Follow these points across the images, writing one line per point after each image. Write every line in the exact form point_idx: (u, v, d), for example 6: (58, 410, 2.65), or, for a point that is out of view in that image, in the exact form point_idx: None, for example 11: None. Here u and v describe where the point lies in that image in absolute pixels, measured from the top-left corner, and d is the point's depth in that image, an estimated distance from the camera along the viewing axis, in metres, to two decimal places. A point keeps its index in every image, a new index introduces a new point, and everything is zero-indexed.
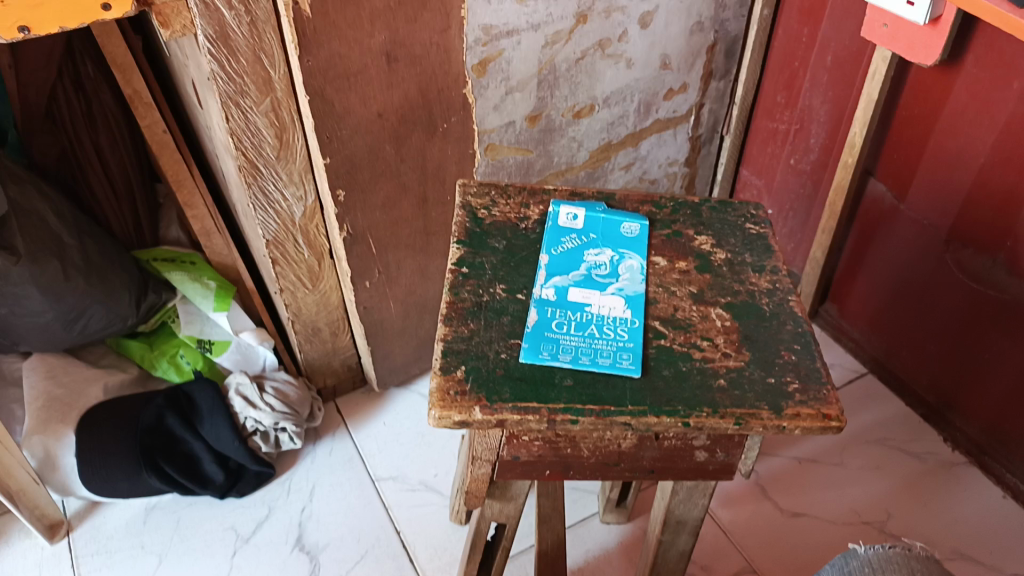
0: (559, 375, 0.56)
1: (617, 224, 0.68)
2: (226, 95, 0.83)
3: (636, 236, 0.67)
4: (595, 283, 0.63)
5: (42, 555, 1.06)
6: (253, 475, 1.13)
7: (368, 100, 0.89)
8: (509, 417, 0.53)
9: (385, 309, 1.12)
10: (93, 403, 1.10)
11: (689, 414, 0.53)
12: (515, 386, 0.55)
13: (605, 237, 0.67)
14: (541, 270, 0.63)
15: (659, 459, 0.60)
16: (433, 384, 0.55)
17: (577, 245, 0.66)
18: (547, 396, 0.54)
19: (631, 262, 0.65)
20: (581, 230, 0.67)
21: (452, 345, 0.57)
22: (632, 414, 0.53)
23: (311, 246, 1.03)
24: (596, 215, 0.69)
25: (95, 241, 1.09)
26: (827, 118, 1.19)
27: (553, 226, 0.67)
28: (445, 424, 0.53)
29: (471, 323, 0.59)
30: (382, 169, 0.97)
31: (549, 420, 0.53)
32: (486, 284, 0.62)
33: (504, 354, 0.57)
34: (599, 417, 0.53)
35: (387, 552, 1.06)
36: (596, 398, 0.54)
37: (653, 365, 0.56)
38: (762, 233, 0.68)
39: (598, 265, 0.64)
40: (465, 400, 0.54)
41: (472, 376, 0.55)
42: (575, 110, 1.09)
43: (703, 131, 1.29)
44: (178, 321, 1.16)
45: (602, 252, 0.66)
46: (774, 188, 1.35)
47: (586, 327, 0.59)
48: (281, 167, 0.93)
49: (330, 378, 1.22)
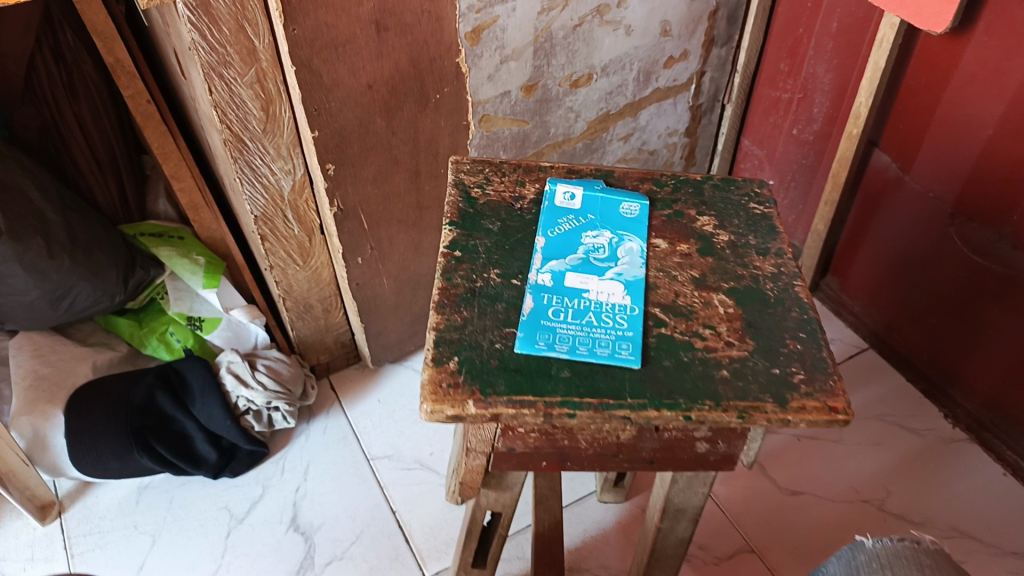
0: (556, 366, 0.53)
1: (617, 204, 0.65)
2: (208, 66, 0.79)
3: (636, 217, 0.64)
4: (593, 268, 0.60)
5: (34, 536, 1.05)
6: (246, 454, 1.12)
7: (357, 70, 0.86)
8: (504, 411, 0.51)
9: (378, 286, 1.10)
10: (82, 381, 1.08)
11: (691, 407, 0.51)
12: (510, 378, 0.52)
13: (604, 217, 0.64)
14: (537, 254, 0.61)
15: (658, 450, 0.59)
16: (424, 376, 0.52)
17: (575, 226, 0.63)
18: (543, 389, 0.52)
19: (630, 245, 0.62)
20: (578, 210, 0.65)
21: (444, 334, 0.55)
22: (631, 407, 0.51)
23: (301, 222, 1.00)
24: (595, 195, 0.66)
25: (81, 217, 1.06)
26: (832, 87, 1.16)
27: (550, 206, 0.65)
28: (437, 419, 0.51)
29: (464, 310, 0.57)
30: (373, 143, 0.94)
31: (545, 413, 0.51)
32: (479, 269, 0.60)
33: (499, 344, 0.55)
34: (597, 410, 0.51)
35: (382, 531, 1.06)
36: (595, 390, 0.52)
37: (653, 356, 0.54)
38: (766, 212, 0.65)
39: (597, 248, 0.62)
40: (458, 393, 0.51)
41: (465, 367, 0.53)
42: (572, 79, 1.06)
43: (704, 100, 1.26)
44: (166, 297, 1.13)
45: (601, 234, 0.63)
46: (775, 159, 1.32)
47: (584, 315, 0.57)
48: (268, 140, 0.89)
49: (323, 354, 1.20)
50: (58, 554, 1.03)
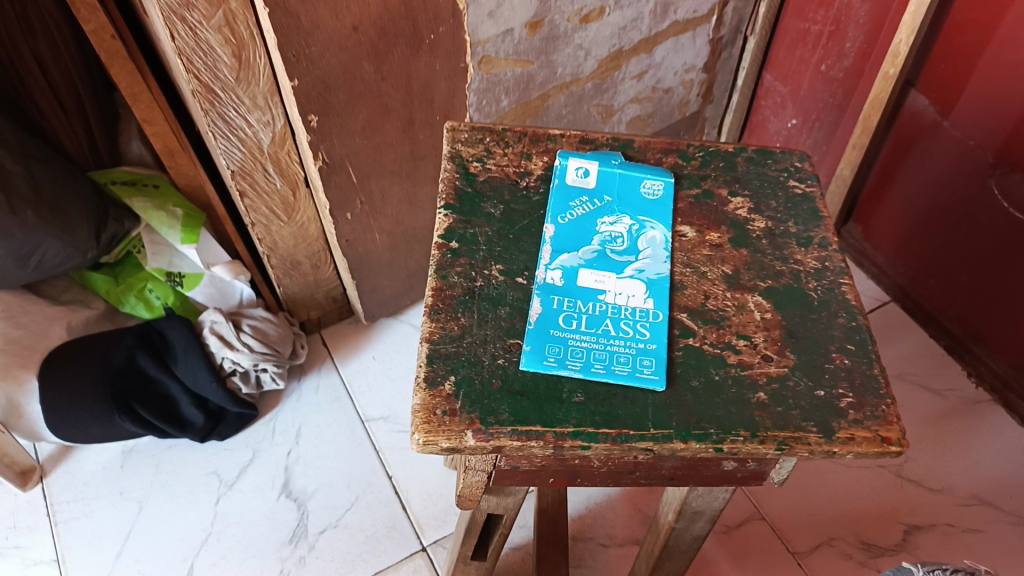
0: (568, 389, 0.46)
1: (637, 183, 0.57)
2: (168, 8, 0.70)
3: (658, 200, 0.56)
4: (611, 262, 0.53)
5: (16, 503, 1.01)
6: (235, 416, 1.07)
7: (340, 10, 0.74)
8: (508, 443, 0.44)
9: (370, 241, 1.02)
10: (56, 344, 1.01)
11: (723, 439, 0.45)
12: (515, 403, 0.45)
13: (623, 199, 0.56)
14: (545, 245, 0.53)
15: (680, 468, 0.52)
16: (416, 401, 0.46)
17: (588, 211, 0.55)
18: (553, 417, 0.45)
19: (653, 233, 0.54)
20: (593, 191, 0.56)
21: (439, 347, 0.48)
22: (655, 439, 0.45)
23: (283, 175, 0.91)
24: (612, 171, 0.58)
25: (45, 165, 0.94)
26: (868, 20, 1.04)
27: (560, 185, 0.57)
28: (430, 450, 0.45)
29: (461, 317, 0.49)
30: (361, 90, 0.83)
31: (555, 446, 0.44)
32: (480, 264, 0.52)
33: (501, 360, 0.47)
34: (616, 443, 0.44)
35: (379, 498, 1.02)
36: (612, 416, 0.45)
37: (679, 374, 0.47)
38: (808, 194, 0.57)
39: (614, 238, 0.54)
40: (454, 423, 0.45)
41: (463, 391, 0.46)
42: (582, 14, 0.95)
43: (725, 33, 1.15)
44: (143, 252, 1.04)
45: (619, 219, 0.55)
46: (799, 97, 1.21)
47: (600, 323, 0.49)
48: (242, 90, 0.80)
49: (313, 310, 1.14)
50: (42, 523, 0.99)
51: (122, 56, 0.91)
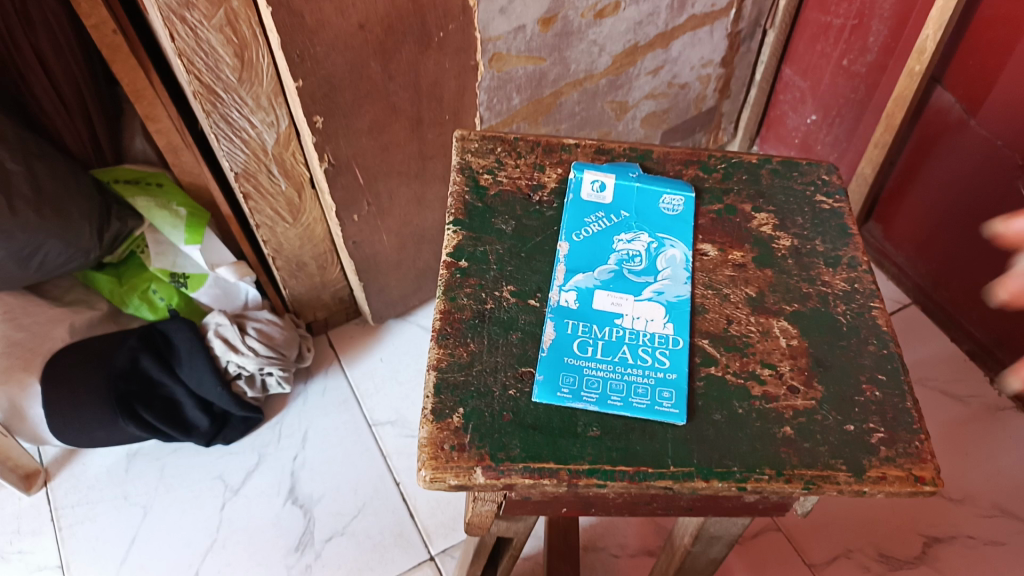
0: (583, 423, 0.44)
1: (655, 197, 0.54)
2: (167, 7, 0.67)
3: (678, 215, 0.54)
4: (629, 282, 0.50)
5: (20, 507, 1.00)
6: (240, 420, 1.05)
7: (345, 8, 0.71)
8: (520, 481, 0.42)
9: (377, 242, 1.00)
10: (59, 347, 0.99)
11: (747, 477, 0.42)
12: (527, 438, 0.43)
13: (641, 215, 0.53)
14: (559, 263, 0.50)
15: (699, 499, 0.50)
16: (423, 434, 0.43)
17: (604, 227, 0.52)
18: (567, 453, 0.43)
19: (673, 252, 0.52)
20: (609, 206, 0.54)
21: (447, 376, 0.45)
22: (675, 477, 0.42)
23: (288, 176, 0.89)
24: (629, 185, 0.55)
25: (47, 164, 0.91)
26: (892, 14, 1.00)
27: (575, 200, 0.54)
28: (438, 486, 0.43)
29: (471, 343, 0.47)
30: (367, 90, 0.80)
31: (570, 484, 0.42)
32: (490, 285, 0.50)
33: (512, 390, 0.45)
34: (633, 481, 0.42)
35: (386, 505, 1.00)
36: (629, 453, 0.43)
37: (701, 407, 0.45)
38: (836, 210, 0.55)
39: (632, 256, 0.51)
40: (463, 459, 0.42)
41: (472, 424, 0.44)
42: (597, 9, 0.92)
43: (744, 26, 1.11)
44: (147, 251, 1.02)
45: (637, 236, 0.52)
46: (819, 92, 1.16)
47: (617, 350, 0.47)
48: (245, 90, 0.77)
49: (319, 311, 1.12)
50: (45, 527, 0.98)
51: (123, 51, 0.87)
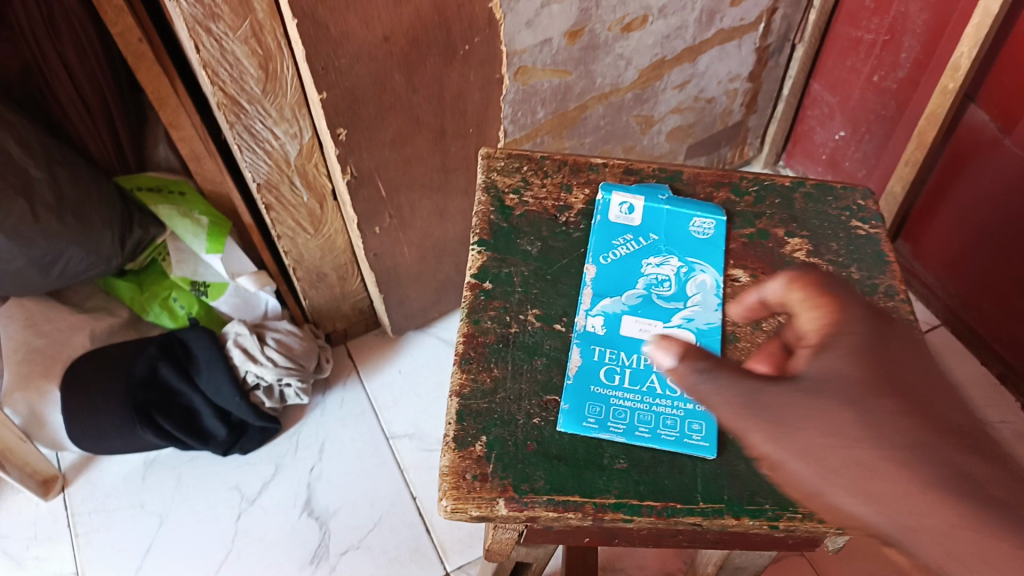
0: (609, 454, 0.45)
1: (685, 221, 0.56)
2: (193, 18, 0.66)
3: (708, 240, 0.55)
4: (658, 308, 0.52)
5: (37, 514, 1.00)
6: (257, 431, 1.04)
7: (371, 20, 0.70)
8: (543, 514, 0.43)
9: (399, 254, 0.99)
10: (79, 353, 1.00)
11: (779, 516, 0.43)
12: (552, 469, 0.44)
13: (670, 239, 0.55)
14: (586, 287, 0.52)
15: (727, 533, 0.48)
16: (444, 462, 0.45)
17: (634, 251, 0.54)
18: (593, 487, 0.44)
19: (703, 277, 0.53)
20: (637, 229, 0.55)
21: (469, 403, 0.47)
22: (704, 514, 0.43)
23: (310, 187, 0.88)
24: (659, 208, 0.57)
25: (70, 171, 0.91)
26: (925, 29, 0.97)
27: (603, 222, 0.56)
28: (459, 517, 0.44)
29: (494, 368, 0.48)
30: (391, 102, 0.79)
31: (595, 518, 0.43)
32: (515, 308, 0.51)
33: (537, 419, 0.46)
34: (660, 517, 0.43)
35: (402, 519, 1.00)
36: (658, 487, 0.44)
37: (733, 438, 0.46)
38: (872, 235, 0.57)
39: (660, 281, 0.53)
40: (484, 490, 0.43)
41: (495, 453, 0.45)
42: (625, 22, 0.90)
43: (772, 40, 1.09)
44: (168, 259, 1.02)
45: (666, 261, 0.54)
46: (848, 107, 1.14)
47: (644, 378, 0.48)
48: (269, 102, 0.77)
49: (339, 322, 1.12)
50: (62, 534, 0.98)
51: (149, 59, 0.87)
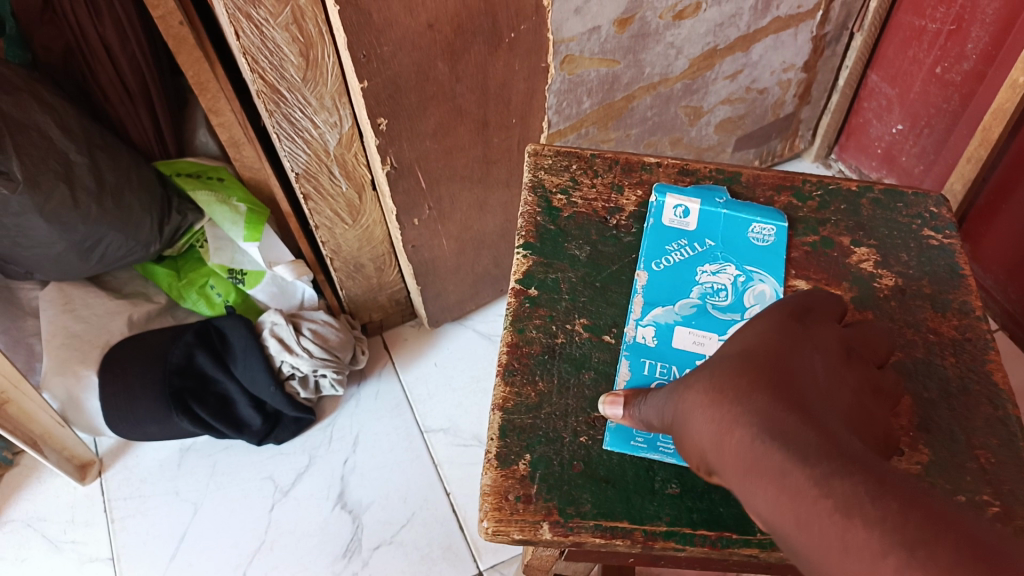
0: (661, 478, 0.44)
1: (742, 228, 0.54)
2: (233, 4, 0.65)
3: (767, 247, 0.54)
4: (714, 319, 0.50)
5: (75, 497, 1.00)
6: (292, 420, 1.04)
7: (414, 7, 0.68)
8: (590, 540, 0.42)
9: (437, 247, 0.97)
10: (117, 339, 0.99)
11: None
12: (599, 493, 0.43)
13: (727, 245, 0.54)
14: (638, 295, 0.51)
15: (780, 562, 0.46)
16: (486, 481, 0.44)
17: (688, 258, 0.53)
18: (643, 513, 0.43)
19: (761, 286, 0.52)
20: (692, 234, 0.54)
21: (513, 419, 0.46)
22: (761, 546, 0.42)
23: (349, 177, 0.86)
24: (717, 213, 0.55)
25: (110, 155, 0.91)
26: (995, 19, 0.92)
27: (656, 226, 0.54)
28: (500, 539, 0.43)
29: (540, 380, 0.48)
30: (433, 92, 0.77)
31: (644, 545, 0.42)
32: (563, 317, 0.50)
33: (584, 438, 0.45)
34: (714, 547, 0.42)
35: (435, 516, 0.98)
36: (713, 516, 0.43)
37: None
38: (944, 245, 0.54)
39: (716, 290, 0.52)
40: (528, 514, 0.42)
41: (539, 473, 0.44)
42: (677, 10, 0.87)
43: (830, 29, 1.04)
44: (206, 246, 1.01)
45: (723, 269, 0.53)
46: (908, 100, 1.09)
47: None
48: (309, 90, 0.75)
49: (376, 312, 1.10)
50: (99, 519, 0.99)
51: (190, 44, 0.86)
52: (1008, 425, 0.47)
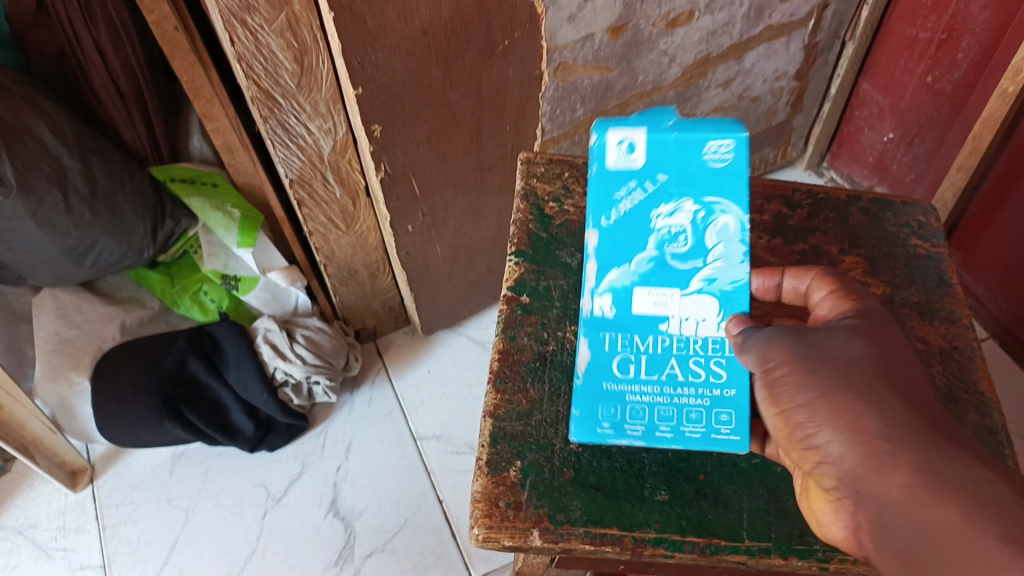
0: (650, 486, 0.47)
1: (697, 149, 0.48)
2: (228, 11, 0.65)
3: (725, 166, 0.49)
4: (672, 270, 0.49)
5: (66, 503, 1.00)
6: (284, 427, 1.04)
7: (409, 14, 0.68)
8: (579, 546, 0.45)
9: (430, 253, 0.97)
10: (109, 345, 0.99)
11: (829, 556, 0.45)
12: (589, 500, 0.46)
13: (682, 177, 0.49)
14: (591, 260, 0.51)
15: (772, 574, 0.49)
16: (479, 488, 0.46)
17: (639, 199, 0.49)
18: (631, 520, 0.45)
19: (724, 219, 0.49)
20: (640, 170, 0.49)
21: (505, 427, 0.49)
22: (748, 552, 0.45)
23: (343, 184, 0.86)
24: (666, 138, 0.48)
25: (103, 161, 0.91)
26: (987, 28, 0.92)
27: (600, 170, 0.50)
28: (490, 545, 0.45)
29: (531, 389, 0.50)
30: (427, 99, 0.77)
31: (633, 551, 0.45)
32: (553, 324, 0.53)
33: (573, 446, 0.48)
34: (701, 554, 0.45)
35: (428, 523, 0.98)
36: (701, 524, 0.45)
37: (784, 473, 0.48)
38: (931, 253, 0.55)
39: (673, 236, 0.49)
40: (519, 521, 0.45)
41: (530, 480, 0.46)
42: (670, 18, 0.87)
43: (822, 37, 1.05)
44: (200, 252, 1.01)
45: (680, 207, 0.49)
46: (900, 109, 1.09)
47: (664, 365, 0.49)
48: (303, 97, 0.75)
49: (369, 319, 1.10)
50: (89, 525, 0.98)
51: (184, 49, 0.86)
52: (995, 434, 0.47)
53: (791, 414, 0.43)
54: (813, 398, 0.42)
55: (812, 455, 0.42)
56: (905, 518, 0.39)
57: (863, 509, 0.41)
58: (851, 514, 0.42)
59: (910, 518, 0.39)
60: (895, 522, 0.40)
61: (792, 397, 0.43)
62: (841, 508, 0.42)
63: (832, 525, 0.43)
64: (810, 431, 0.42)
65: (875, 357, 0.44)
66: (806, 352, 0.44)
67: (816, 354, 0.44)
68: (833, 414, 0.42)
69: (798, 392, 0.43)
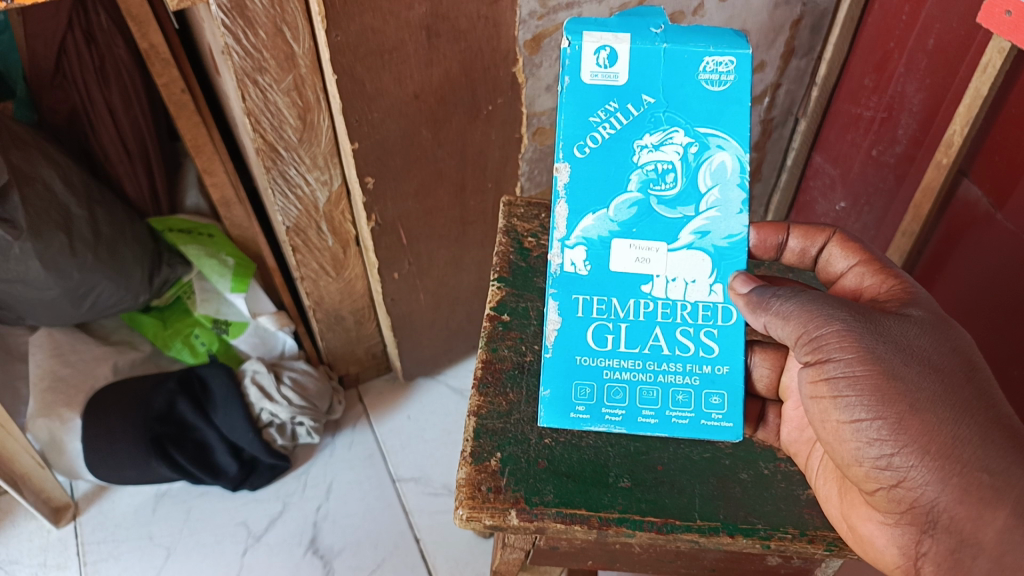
0: (615, 475, 0.54)
1: (689, 67, 0.55)
2: (242, 72, 0.72)
3: (725, 88, 0.55)
4: (660, 217, 0.56)
5: (48, 540, 1.02)
6: (267, 467, 1.07)
7: (404, 79, 0.76)
8: (551, 524, 0.51)
9: (414, 300, 1.03)
10: (102, 384, 1.03)
11: (771, 535, 0.52)
12: (560, 486, 0.53)
13: (675, 102, 0.55)
14: (564, 205, 0.56)
15: (722, 560, 0.60)
16: (463, 476, 0.53)
17: (620, 126, 0.55)
18: (599, 502, 0.52)
19: (720, 156, 0.56)
20: (624, 89, 0.55)
21: (486, 424, 0.56)
22: (701, 531, 0.51)
23: (335, 233, 0.93)
24: (655, 52, 0.54)
25: (106, 210, 0.96)
26: (921, 109, 0.95)
27: (575, 84, 0.55)
28: (473, 525, 0.52)
29: (510, 393, 0.58)
30: (417, 156, 0.85)
31: (599, 530, 0.51)
32: (528, 339, 0.62)
33: (548, 440, 0.56)
34: (660, 531, 0.51)
35: (406, 562, 1.01)
36: (658, 506, 0.53)
37: (729, 466, 0.55)
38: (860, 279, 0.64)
39: (659, 177, 0.56)
40: (498, 502, 0.52)
41: (508, 468, 0.54)
42: None
43: (776, 113, 1.16)
44: (193, 297, 1.06)
45: (673, 137, 0.55)
46: (849, 180, 1.12)
47: (648, 336, 0.56)
48: (304, 150, 0.82)
49: (352, 365, 1.15)
50: (71, 562, 1.00)
51: (189, 109, 0.93)
52: None
53: (865, 428, 0.47)
54: (898, 417, 0.47)
55: (887, 478, 0.47)
56: (992, 563, 0.45)
57: (938, 541, 0.47)
58: (915, 541, 0.48)
59: (999, 562, 0.45)
60: (979, 563, 0.45)
61: (869, 410, 0.47)
62: (904, 533, 0.48)
63: (883, 548, 0.49)
64: (892, 455, 0.47)
65: (948, 363, 0.48)
66: (882, 355, 0.48)
67: (895, 360, 0.48)
68: (919, 438, 0.46)
69: (879, 408, 0.47)
